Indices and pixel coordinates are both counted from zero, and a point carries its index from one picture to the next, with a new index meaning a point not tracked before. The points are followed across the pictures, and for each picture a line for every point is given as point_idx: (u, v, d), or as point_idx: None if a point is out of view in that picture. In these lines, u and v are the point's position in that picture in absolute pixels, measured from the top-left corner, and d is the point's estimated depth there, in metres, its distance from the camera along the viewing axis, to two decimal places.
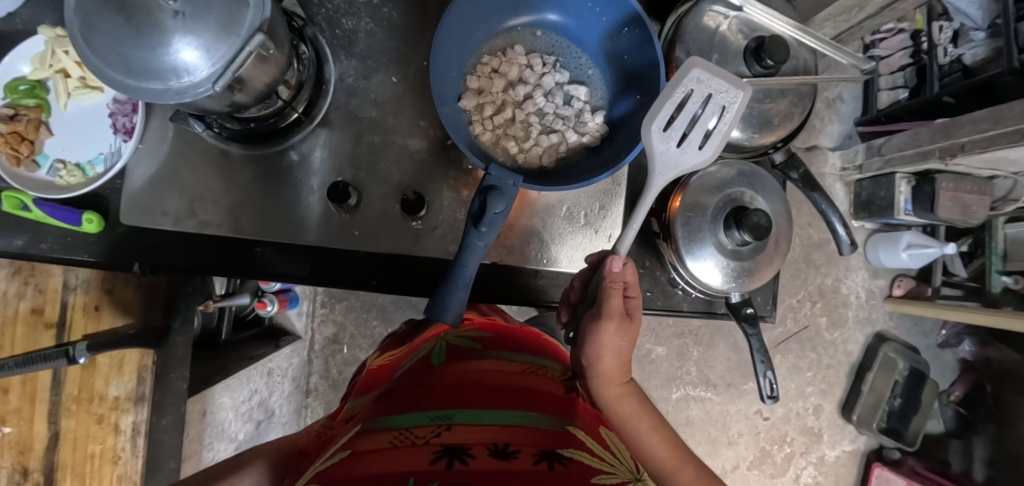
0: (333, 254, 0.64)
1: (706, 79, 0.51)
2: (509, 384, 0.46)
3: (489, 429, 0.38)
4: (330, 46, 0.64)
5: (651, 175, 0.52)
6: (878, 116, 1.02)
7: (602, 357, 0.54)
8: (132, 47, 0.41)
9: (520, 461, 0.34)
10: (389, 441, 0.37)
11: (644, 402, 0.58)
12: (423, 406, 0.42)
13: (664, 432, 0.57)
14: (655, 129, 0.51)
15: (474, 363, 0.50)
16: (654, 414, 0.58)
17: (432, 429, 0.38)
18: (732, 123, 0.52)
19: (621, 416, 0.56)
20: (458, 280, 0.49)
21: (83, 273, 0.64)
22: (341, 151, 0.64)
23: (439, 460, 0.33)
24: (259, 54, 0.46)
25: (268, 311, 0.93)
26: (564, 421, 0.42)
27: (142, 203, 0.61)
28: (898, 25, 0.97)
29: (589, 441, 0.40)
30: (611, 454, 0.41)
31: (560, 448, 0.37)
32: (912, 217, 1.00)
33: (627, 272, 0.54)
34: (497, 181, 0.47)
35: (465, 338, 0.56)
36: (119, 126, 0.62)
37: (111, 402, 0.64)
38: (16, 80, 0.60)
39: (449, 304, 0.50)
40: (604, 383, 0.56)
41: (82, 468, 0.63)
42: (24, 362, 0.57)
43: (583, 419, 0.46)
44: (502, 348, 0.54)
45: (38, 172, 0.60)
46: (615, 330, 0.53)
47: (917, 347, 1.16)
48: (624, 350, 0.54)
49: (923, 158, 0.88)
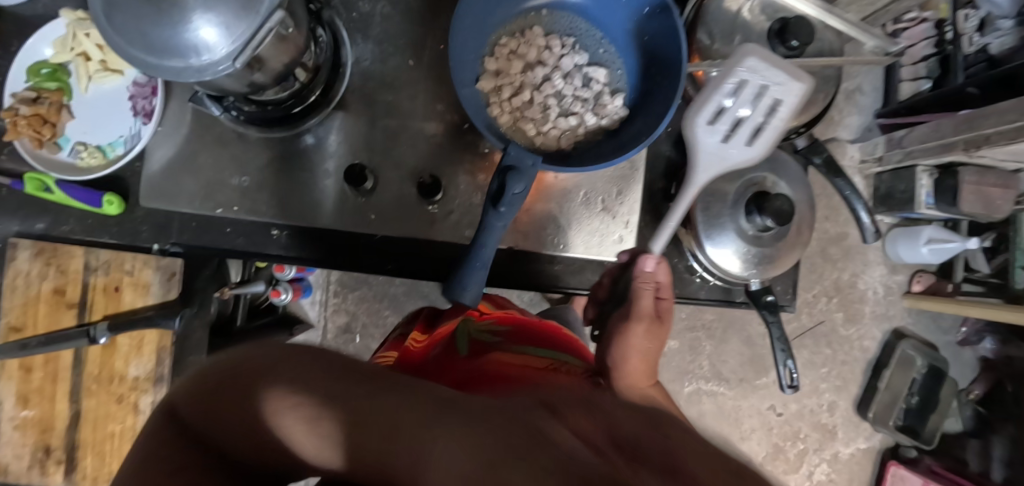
0: (351, 240, 0.64)
1: (761, 68, 0.51)
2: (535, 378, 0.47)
3: None
4: (346, 29, 0.64)
5: (694, 171, 0.53)
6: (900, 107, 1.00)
7: (631, 360, 0.57)
8: (154, 25, 0.42)
9: None
10: None
11: (673, 403, 0.57)
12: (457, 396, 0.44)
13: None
14: (700, 124, 0.52)
15: (499, 354, 0.50)
16: (684, 415, 0.57)
17: None
18: (785, 117, 0.51)
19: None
20: (477, 263, 0.49)
21: (104, 255, 0.63)
22: (357, 135, 0.64)
23: None
24: (277, 32, 0.46)
25: (282, 300, 0.96)
26: None
27: (162, 187, 0.62)
28: (922, 14, 0.95)
29: None
30: None
31: None
32: (933, 211, 0.98)
33: (660, 273, 0.58)
34: (517, 161, 0.46)
35: (487, 331, 0.55)
36: (138, 108, 0.62)
37: (131, 382, 0.64)
38: (38, 63, 0.61)
39: (468, 284, 0.49)
40: (631, 386, 0.57)
41: (102, 447, 0.63)
42: (49, 341, 0.61)
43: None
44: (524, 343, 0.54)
45: (60, 154, 0.61)
46: (645, 332, 0.57)
47: (936, 344, 1.14)
48: (650, 355, 0.58)
49: (945, 150, 0.86)
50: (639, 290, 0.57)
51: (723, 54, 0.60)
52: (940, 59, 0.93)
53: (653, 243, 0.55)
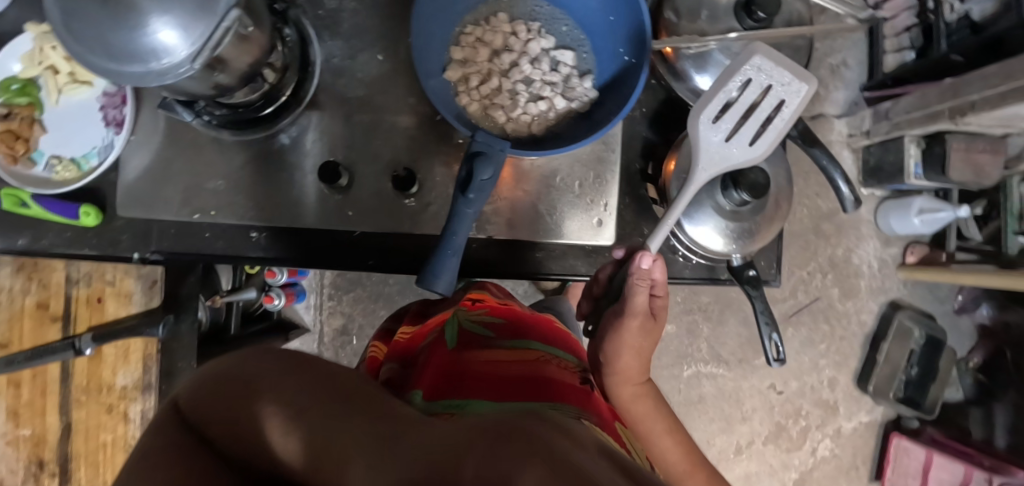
0: (332, 237, 0.64)
1: (767, 68, 0.51)
2: (523, 375, 0.46)
3: None
4: (315, 27, 0.64)
5: (695, 168, 0.51)
6: (884, 79, 1.00)
7: (625, 357, 0.54)
8: (111, 31, 0.42)
9: None
10: None
11: (660, 400, 0.59)
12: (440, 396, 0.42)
13: (672, 435, 0.59)
14: (703, 119, 0.51)
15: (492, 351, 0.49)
16: (669, 412, 0.59)
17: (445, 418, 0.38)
18: (791, 117, 0.51)
19: (633, 413, 0.57)
20: (450, 248, 0.49)
21: (83, 267, 0.63)
22: (331, 132, 0.64)
23: None
24: (238, 31, 0.47)
25: (275, 306, 0.96)
26: (580, 419, 0.43)
27: (139, 195, 0.62)
28: None
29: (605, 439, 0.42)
30: (629, 453, 0.44)
31: None
32: (922, 181, 0.98)
33: (655, 268, 0.52)
34: (485, 146, 0.46)
35: (478, 323, 0.55)
36: (110, 118, 0.62)
37: (119, 391, 0.63)
38: (8, 79, 0.61)
39: (442, 270, 0.49)
40: (623, 382, 0.56)
41: (95, 457, 0.63)
42: (33, 356, 0.61)
43: (602, 415, 0.49)
44: (513, 337, 0.53)
45: (35, 169, 0.61)
46: (639, 328, 0.53)
47: (933, 313, 1.14)
48: (644, 350, 0.55)
49: (932, 120, 0.85)
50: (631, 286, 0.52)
51: (691, 31, 0.60)
52: (921, 29, 0.94)
53: (651, 240, 0.51)
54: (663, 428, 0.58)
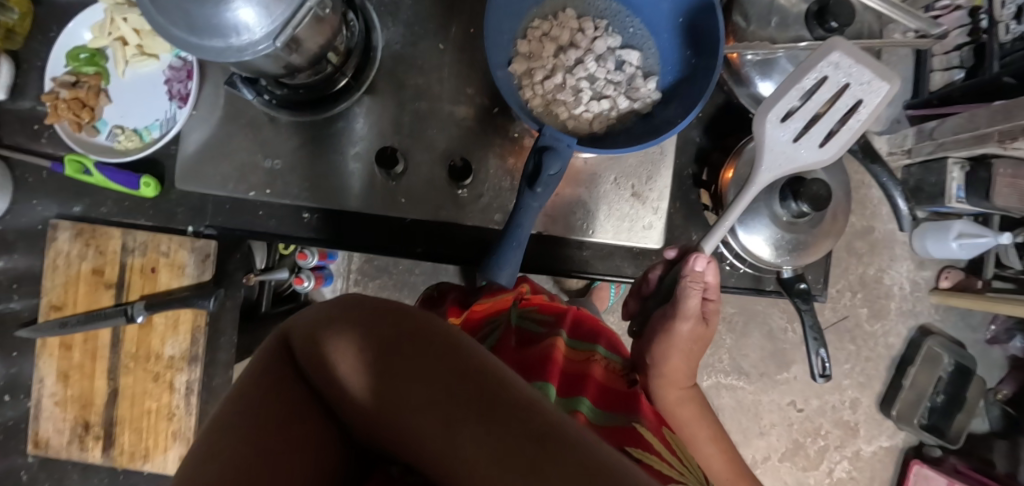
0: (384, 221, 0.65)
1: (845, 65, 0.49)
2: (572, 373, 0.46)
3: None
4: (377, 13, 0.64)
5: (759, 171, 0.51)
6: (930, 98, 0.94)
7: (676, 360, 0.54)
8: (196, 3, 0.43)
9: None
10: None
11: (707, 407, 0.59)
12: None
13: (716, 442, 0.58)
14: (772, 120, 0.50)
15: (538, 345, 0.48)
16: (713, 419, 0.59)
17: None
18: (867, 119, 0.50)
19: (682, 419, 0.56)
20: (513, 242, 0.49)
21: (142, 236, 0.63)
22: (386, 119, 0.64)
23: None
24: (316, 13, 0.48)
25: (304, 288, 0.97)
26: (629, 419, 0.43)
27: (197, 168, 0.63)
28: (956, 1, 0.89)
29: (655, 443, 0.41)
30: (677, 459, 0.43)
31: (629, 448, 0.38)
32: (963, 205, 0.96)
33: (709, 273, 0.52)
34: (552, 142, 0.46)
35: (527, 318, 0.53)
36: (174, 92, 0.63)
37: (167, 360, 0.63)
38: (77, 48, 0.63)
39: (504, 262, 0.50)
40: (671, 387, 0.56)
41: (138, 424, 0.63)
42: (86, 320, 0.62)
43: (647, 418, 0.48)
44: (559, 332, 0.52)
45: (98, 137, 0.63)
46: (689, 332, 0.53)
47: (963, 341, 1.12)
48: (693, 353, 0.55)
49: (980, 142, 0.84)
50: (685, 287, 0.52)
51: (760, 37, 0.59)
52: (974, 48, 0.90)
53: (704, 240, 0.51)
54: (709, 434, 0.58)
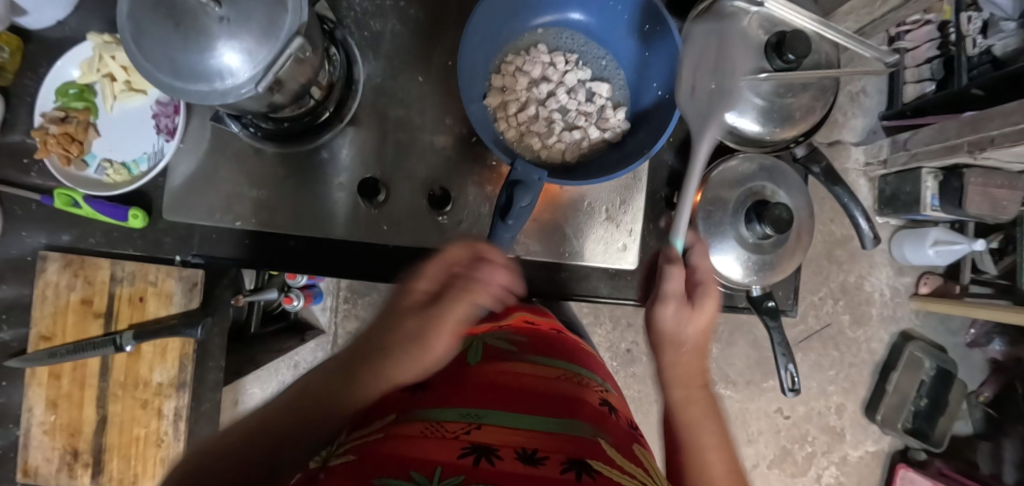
0: (367, 247, 0.67)
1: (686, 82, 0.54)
2: (541, 390, 0.44)
3: (521, 434, 0.37)
4: (358, 47, 0.67)
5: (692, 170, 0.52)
6: (904, 109, 1.02)
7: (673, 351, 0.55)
8: (181, 51, 0.46)
9: (548, 468, 0.33)
10: (420, 430, 0.36)
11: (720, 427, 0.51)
12: (454, 403, 0.41)
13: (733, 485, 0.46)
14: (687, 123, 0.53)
15: (513, 365, 0.48)
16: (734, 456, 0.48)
17: (462, 425, 0.37)
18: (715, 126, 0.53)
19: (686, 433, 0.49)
20: (487, 272, 0.52)
21: (129, 266, 0.64)
22: (369, 149, 0.66)
23: (466, 456, 0.32)
24: (297, 56, 0.50)
25: (294, 306, 1.03)
26: (598, 434, 0.40)
27: (185, 200, 0.65)
28: (925, 16, 0.98)
29: (622, 460, 0.38)
30: (646, 474, 0.38)
31: (588, 459, 0.35)
32: (939, 213, 0.99)
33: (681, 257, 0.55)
34: (523, 176, 0.50)
35: (503, 339, 0.53)
36: (162, 126, 0.65)
37: (155, 387, 0.64)
38: (66, 84, 0.65)
39: (479, 292, 0.54)
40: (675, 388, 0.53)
41: (127, 451, 0.64)
42: (75, 350, 0.63)
43: (623, 436, 0.43)
44: (536, 353, 0.52)
45: (86, 171, 0.65)
46: (674, 311, 0.54)
47: (945, 346, 1.15)
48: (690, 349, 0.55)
49: (951, 152, 0.86)
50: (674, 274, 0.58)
51: (723, 67, 0.63)
52: (943, 61, 0.97)
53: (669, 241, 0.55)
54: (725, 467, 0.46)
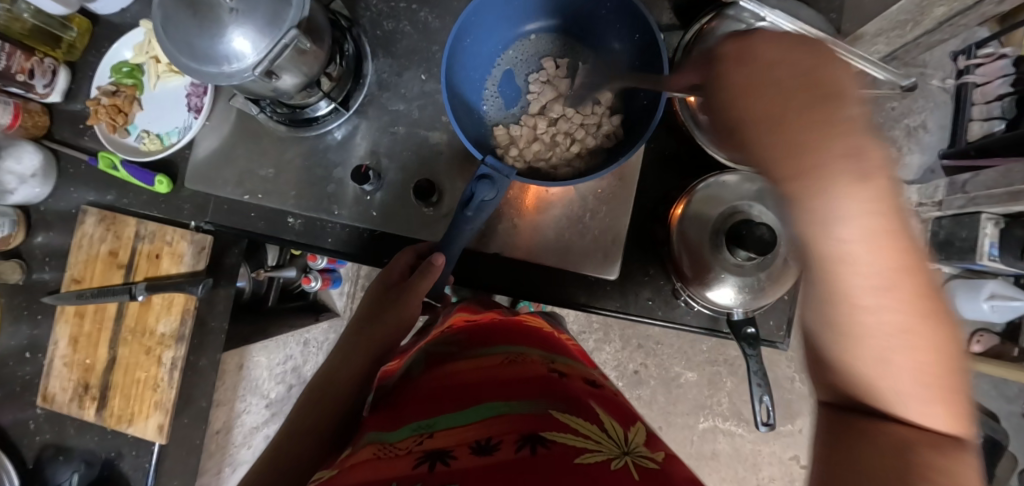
0: (358, 231, 0.71)
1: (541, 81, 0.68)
2: (484, 379, 0.48)
3: (469, 429, 0.40)
4: (371, 45, 0.72)
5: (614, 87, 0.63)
6: (968, 148, 0.93)
7: (815, 211, 0.24)
8: (196, 37, 0.52)
9: (502, 452, 0.36)
10: (372, 454, 0.40)
11: (940, 328, 0.25)
12: (409, 419, 0.45)
13: (953, 388, 0.26)
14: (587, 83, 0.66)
15: (457, 366, 0.52)
16: (952, 334, 0.25)
17: (415, 438, 0.41)
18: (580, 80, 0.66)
19: (870, 350, 0.25)
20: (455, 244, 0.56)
21: (151, 226, 0.72)
22: (369, 139, 0.71)
23: (422, 464, 0.36)
24: (298, 47, 0.55)
25: (312, 287, 1.08)
26: (547, 402, 0.42)
27: (205, 173, 0.72)
28: (1000, 50, 0.89)
29: (574, 419, 0.40)
30: (599, 422, 0.40)
31: (542, 431, 0.38)
32: (996, 264, 0.91)
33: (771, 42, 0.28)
34: (492, 171, 0.52)
35: (443, 342, 0.58)
36: (192, 105, 0.72)
37: (158, 337, 0.71)
38: (120, 63, 0.74)
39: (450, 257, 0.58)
40: (845, 303, 0.25)
41: (128, 390, 0.71)
42: (98, 293, 0.71)
43: (570, 393, 0.45)
44: (478, 345, 0.56)
45: (128, 139, 0.73)
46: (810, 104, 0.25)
47: (997, 413, 1.04)
48: (856, 185, 0.23)
49: (1013, 199, 0.79)
50: (743, 86, 0.29)
51: (715, 81, 0.63)
52: (1017, 99, 0.88)
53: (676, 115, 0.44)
54: (923, 369, 0.25)
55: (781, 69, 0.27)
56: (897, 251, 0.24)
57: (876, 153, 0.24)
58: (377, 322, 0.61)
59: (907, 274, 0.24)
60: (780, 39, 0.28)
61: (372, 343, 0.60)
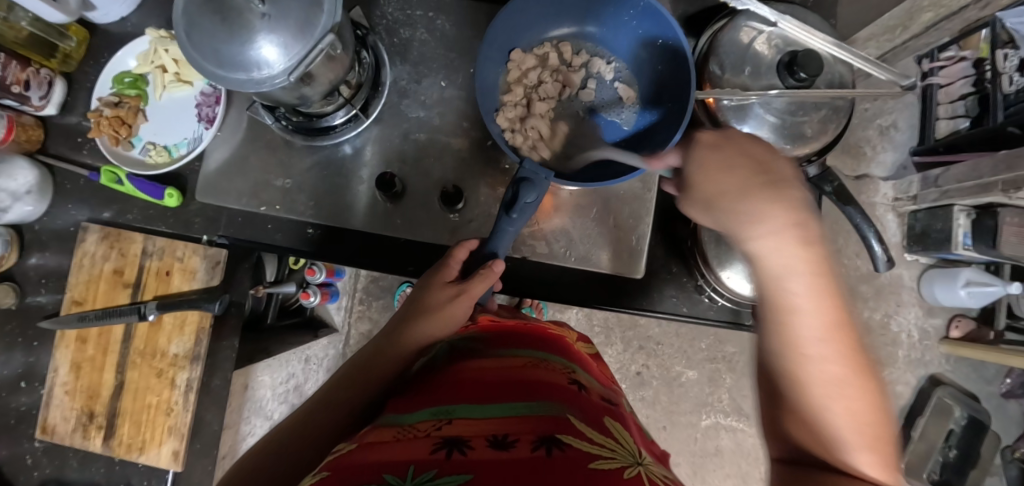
0: (379, 239, 0.70)
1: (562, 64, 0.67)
2: (504, 379, 0.46)
3: (490, 423, 0.38)
4: (388, 52, 0.71)
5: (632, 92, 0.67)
6: (935, 145, 0.98)
7: (772, 267, 0.37)
8: (225, 43, 0.50)
9: (518, 449, 0.34)
10: (392, 435, 0.37)
11: (867, 383, 0.35)
12: (428, 403, 0.42)
13: (886, 447, 0.34)
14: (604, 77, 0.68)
15: (480, 363, 0.49)
16: (876, 398, 0.35)
17: (432, 423, 0.38)
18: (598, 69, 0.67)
19: (816, 379, 0.35)
20: (507, 229, 0.54)
21: (160, 242, 0.69)
22: (389, 146, 0.70)
23: (438, 451, 0.34)
24: (328, 53, 0.54)
25: (310, 303, 1.01)
26: (564, 409, 0.40)
27: (216, 185, 0.69)
28: (960, 52, 0.93)
29: (587, 429, 0.38)
30: (612, 439, 0.39)
31: (558, 434, 0.36)
32: (971, 253, 0.95)
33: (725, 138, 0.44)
34: (531, 174, 0.52)
35: (467, 340, 0.56)
36: (203, 115, 0.70)
37: (171, 358, 0.68)
38: (123, 73, 0.71)
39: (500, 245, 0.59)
40: (796, 351, 0.35)
41: (138, 417, 0.67)
42: (103, 315, 0.67)
43: (587, 406, 0.43)
44: (504, 346, 0.54)
45: (132, 151, 0.70)
46: (744, 175, 0.40)
47: (977, 394, 1.10)
48: (782, 227, 0.36)
49: (984, 191, 0.83)
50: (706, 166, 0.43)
51: (734, 84, 0.65)
52: (978, 98, 0.91)
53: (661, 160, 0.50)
54: (851, 406, 0.34)
55: (738, 159, 0.41)
56: (823, 295, 0.35)
57: (793, 201, 0.37)
58: (420, 318, 0.57)
59: (838, 335, 0.35)
60: (747, 138, 0.42)
61: (398, 344, 0.56)
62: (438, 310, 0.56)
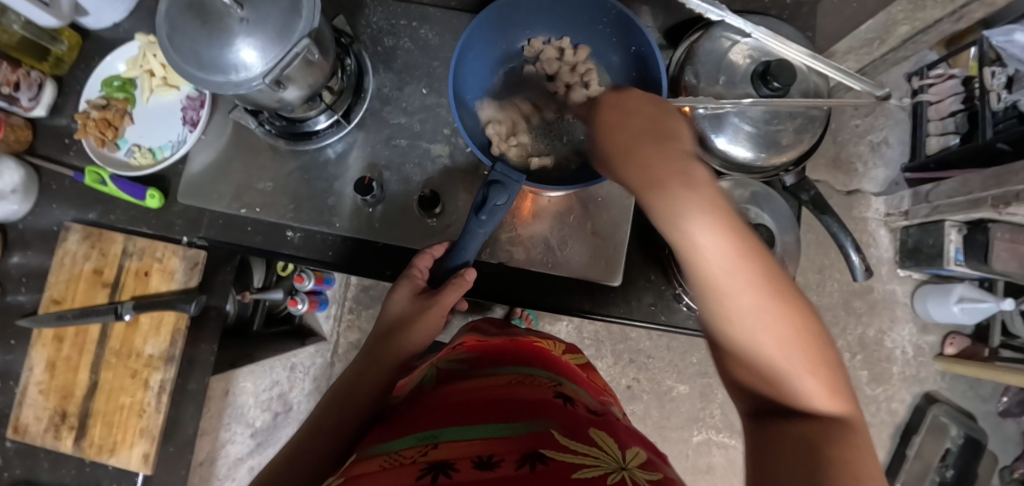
0: (359, 243, 0.70)
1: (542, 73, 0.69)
2: (492, 397, 0.45)
3: (477, 443, 0.37)
4: (371, 60, 0.72)
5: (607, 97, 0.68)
6: (927, 162, 0.98)
7: (659, 213, 0.34)
8: (205, 45, 0.51)
9: (503, 469, 0.33)
10: (379, 464, 0.37)
11: (785, 295, 0.32)
12: (416, 429, 0.42)
13: (827, 358, 0.33)
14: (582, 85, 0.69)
15: (467, 384, 0.49)
16: (811, 317, 0.32)
17: (419, 448, 0.38)
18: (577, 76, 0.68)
19: (743, 329, 0.33)
20: (478, 231, 0.54)
21: (141, 242, 0.69)
22: (370, 151, 0.71)
23: (425, 476, 0.33)
24: (306, 58, 0.55)
25: (298, 310, 1.01)
26: (549, 424, 0.39)
27: (199, 186, 0.70)
28: (949, 70, 0.94)
29: (571, 441, 0.37)
30: (597, 446, 0.37)
31: (543, 449, 0.35)
32: (963, 268, 0.95)
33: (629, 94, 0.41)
34: (501, 177, 0.52)
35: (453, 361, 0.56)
36: (187, 118, 0.72)
37: (146, 359, 0.67)
38: (112, 77, 0.72)
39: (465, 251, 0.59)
40: (714, 292, 0.33)
41: (112, 418, 0.67)
42: (81, 315, 0.67)
43: (573, 417, 0.42)
44: (490, 365, 0.53)
45: (117, 153, 0.71)
46: (644, 123, 0.37)
47: (974, 413, 1.08)
48: (670, 163, 0.34)
49: (974, 206, 0.84)
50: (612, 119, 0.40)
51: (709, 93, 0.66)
52: (968, 115, 0.92)
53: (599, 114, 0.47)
54: (779, 334, 0.32)
55: (635, 112, 0.38)
56: (732, 233, 0.32)
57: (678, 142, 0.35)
58: (397, 335, 0.58)
59: (741, 255, 0.32)
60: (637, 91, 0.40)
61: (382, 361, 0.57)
62: (414, 323, 0.58)
